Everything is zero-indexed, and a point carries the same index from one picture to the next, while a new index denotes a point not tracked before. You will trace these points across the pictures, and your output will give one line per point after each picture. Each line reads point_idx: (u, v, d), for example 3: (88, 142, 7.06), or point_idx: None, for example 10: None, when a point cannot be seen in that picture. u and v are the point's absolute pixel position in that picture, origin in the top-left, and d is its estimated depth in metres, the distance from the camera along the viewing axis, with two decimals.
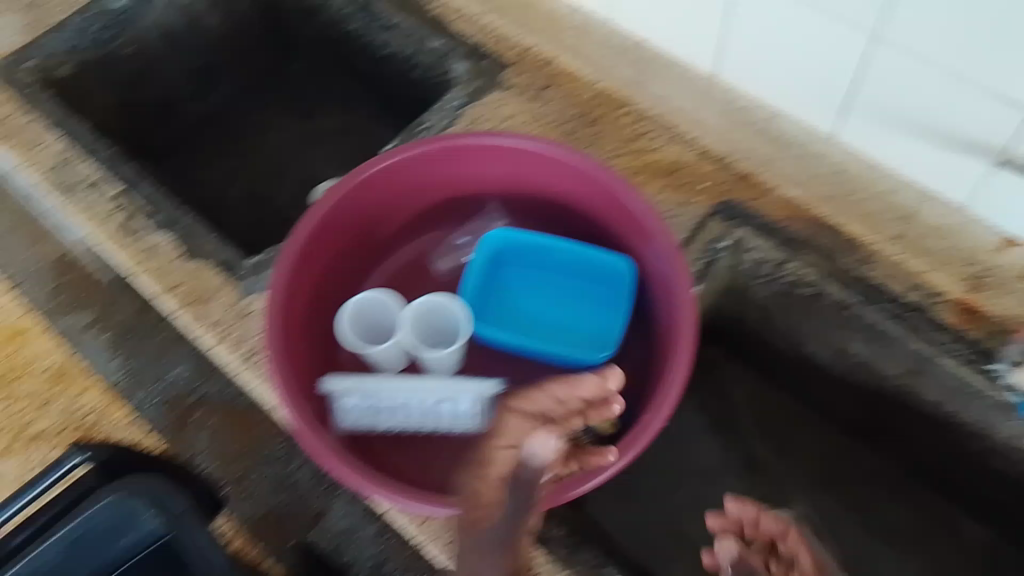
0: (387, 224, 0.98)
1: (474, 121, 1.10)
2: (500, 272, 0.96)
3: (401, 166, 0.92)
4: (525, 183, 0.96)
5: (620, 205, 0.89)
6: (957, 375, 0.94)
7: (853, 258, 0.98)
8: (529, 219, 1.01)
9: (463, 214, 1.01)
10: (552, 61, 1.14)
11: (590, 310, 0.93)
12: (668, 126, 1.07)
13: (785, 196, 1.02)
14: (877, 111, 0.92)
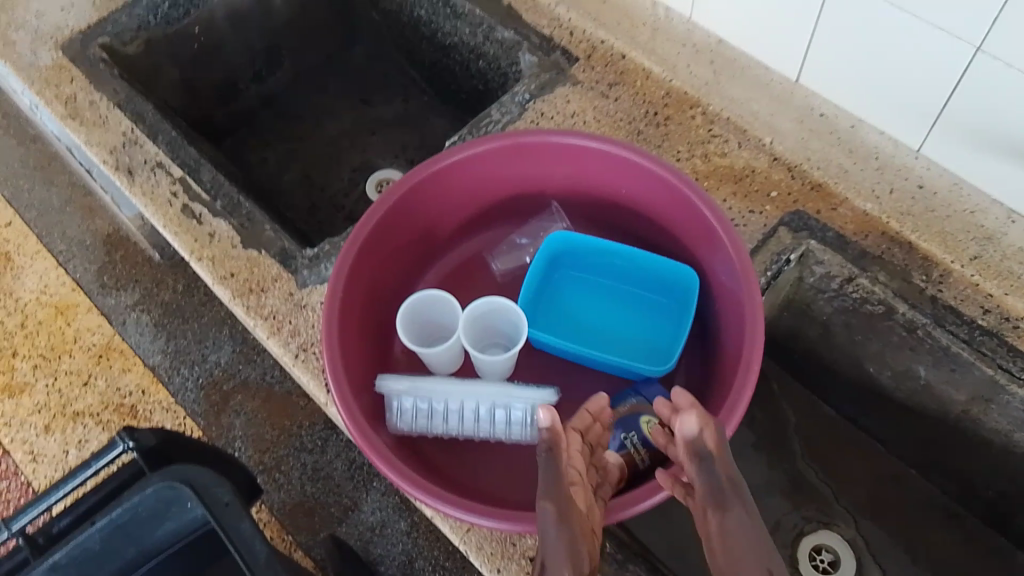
0: (448, 220, 0.96)
1: (540, 116, 1.08)
2: (561, 278, 0.93)
3: (467, 161, 0.90)
4: (592, 183, 0.93)
5: (691, 212, 0.86)
6: None
7: (928, 277, 0.94)
8: (593, 222, 0.98)
9: (527, 213, 0.99)
10: (623, 57, 1.11)
11: (655, 321, 0.90)
12: (740, 130, 1.04)
13: (859, 209, 0.98)
14: (965, 133, 0.82)
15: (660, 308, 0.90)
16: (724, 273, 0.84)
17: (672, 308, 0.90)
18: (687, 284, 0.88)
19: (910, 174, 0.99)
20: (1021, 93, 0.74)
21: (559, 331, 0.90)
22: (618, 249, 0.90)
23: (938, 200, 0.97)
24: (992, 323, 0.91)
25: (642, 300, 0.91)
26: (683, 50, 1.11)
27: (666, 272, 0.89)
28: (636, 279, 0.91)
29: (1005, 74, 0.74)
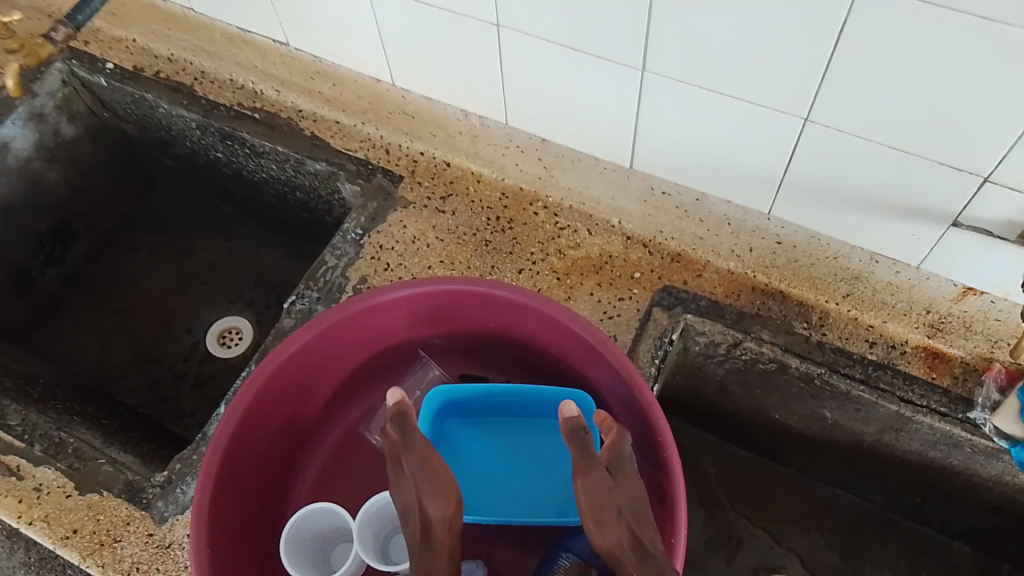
0: (309, 401, 0.86)
1: (379, 251, 1.00)
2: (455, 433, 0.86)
3: (315, 339, 0.80)
4: (450, 322, 0.86)
5: (567, 334, 0.80)
6: (936, 430, 0.89)
7: (807, 323, 0.93)
8: (463, 356, 0.91)
9: (395, 366, 0.91)
10: (449, 166, 1.06)
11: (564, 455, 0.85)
12: (585, 217, 1.02)
13: (723, 269, 0.97)
14: (808, 192, 0.81)
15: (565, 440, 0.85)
16: (615, 386, 0.80)
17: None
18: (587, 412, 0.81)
19: (765, 232, 0.98)
20: (857, 150, 0.73)
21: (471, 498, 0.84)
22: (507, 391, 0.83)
23: (799, 251, 0.96)
24: (881, 354, 0.91)
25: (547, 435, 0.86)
26: (507, 152, 1.07)
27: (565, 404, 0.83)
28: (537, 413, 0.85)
29: (840, 138, 0.73)
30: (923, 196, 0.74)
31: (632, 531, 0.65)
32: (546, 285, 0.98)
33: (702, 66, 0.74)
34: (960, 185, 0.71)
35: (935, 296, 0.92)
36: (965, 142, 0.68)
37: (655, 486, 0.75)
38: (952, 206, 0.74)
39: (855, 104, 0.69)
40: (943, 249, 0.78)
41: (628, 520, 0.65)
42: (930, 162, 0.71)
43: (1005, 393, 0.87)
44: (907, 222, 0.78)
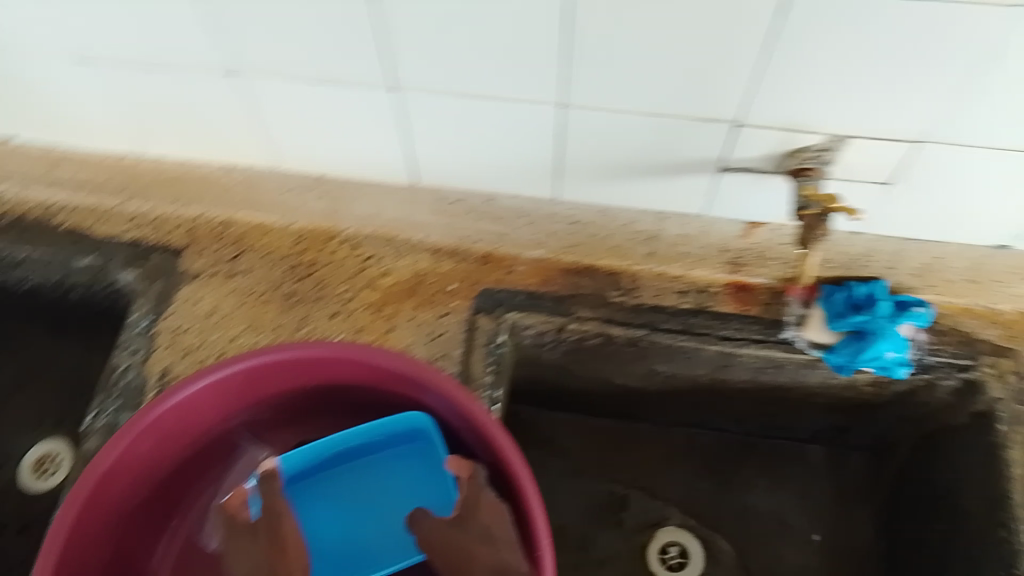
0: (134, 518, 0.80)
1: (175, 337, 0.93)
2: (315, 493, 0.84)
3: (123, 456, 0.74)
4: (259, 395, 0.82)
5: (389, 374, 0.78)
6: (757, 355, 0.94)
7: (621, 291, 0.97)
8: (289, 420, 0.88)
9: (219, 453, 0.86)
10: (229, 223, 0.99)
11: (421, 485, 0.85)
12: (387, 241, 0.99)
13: (532, 258, 0.99)
14: (586, 172, 0.82)
15: (415, 471, 0.85)
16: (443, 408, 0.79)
17: (436, 461, 0.84)
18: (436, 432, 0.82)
19: (559, 216, 1.01)
20: (621, 122, 0.74)
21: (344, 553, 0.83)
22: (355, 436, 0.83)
23: (595, 226, 0.99)
24: (693, 301, 0.96)
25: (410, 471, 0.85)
26: (288, 195, 1.02)
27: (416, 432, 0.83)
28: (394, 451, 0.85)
29: (600, 115, 0.74)
30: (689, 151, 0.77)
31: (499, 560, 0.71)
32: (364, 321, 0.95)
33: (449, 75, 0.73)
34: (720, 134, 0.74)
35: (725, 235, 0.98)
36: (709, 98, 0.70)
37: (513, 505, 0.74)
38: (718, 154, 0.76)
39: (606, 84, 0.70)
40: (722, 194, 0.81)
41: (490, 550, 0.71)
42: (684, 119, 0.73)
43: (808, 305, 0.93)
44: (682, 176, 0.80)
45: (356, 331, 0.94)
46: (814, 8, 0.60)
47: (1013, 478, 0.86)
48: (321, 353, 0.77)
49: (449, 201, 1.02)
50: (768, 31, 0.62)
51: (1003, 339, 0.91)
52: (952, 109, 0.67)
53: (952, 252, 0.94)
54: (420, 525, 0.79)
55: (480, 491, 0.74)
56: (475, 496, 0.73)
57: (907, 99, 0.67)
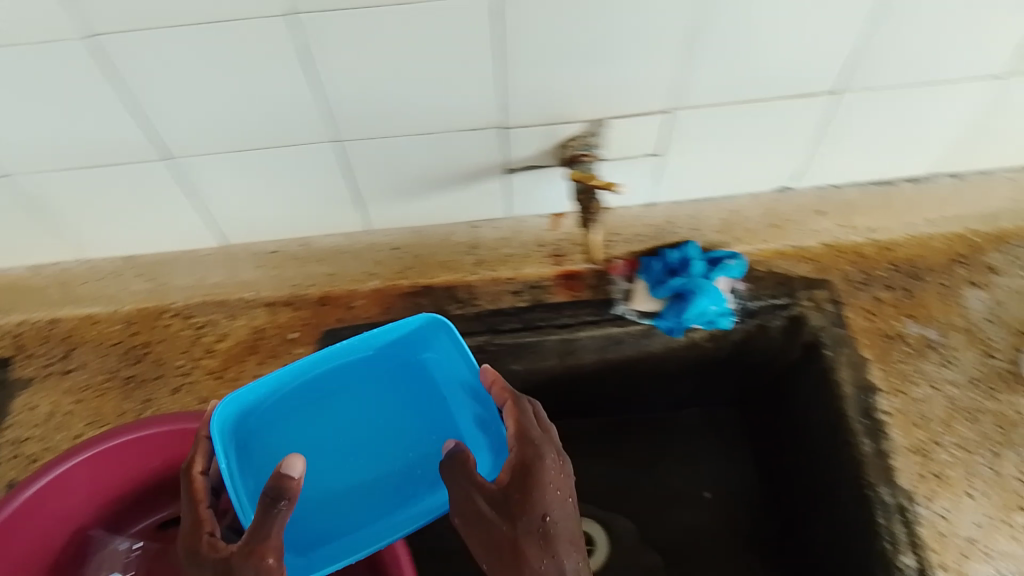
0: None
1: (17, 443, 0.92)
2: (288, 435, 0.83)
3: None
4: (102, 493, 0.82)
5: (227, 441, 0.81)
6: (597, 334, 1.00)
7: (460, 303, 0.99)
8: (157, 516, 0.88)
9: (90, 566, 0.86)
10: (56, 321, 0.99)
11: (378, 412, 0.86)
12: (220, 305, 0.99)
13: (370, 289, 0.99)
14: (384, 198, 0.83)
15: (368, 396, 0.86)
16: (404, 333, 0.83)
17: (392, 379, 0.86)
18: (412, 351, 0.85)
19: (378, 244, 1.02)
20: (393, 148, 0.76)
21: (321, 509, 0.83)
22: (333, 364, 0.84)
23: (409, 249, 1.01)
24: (530, 298, 0.99)
25: (391, 408, 0.86)
26: (103, 281, 1.02)
27: (400, 350, 0.85)
28: (372, 381, 0.86)
29: (369, 143, 0.75)
30: (471, 160, 0.79)
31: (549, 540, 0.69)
32: (210, 389, 0.95)
33: (209, 137, 0.73)
34: (492, 138, 0.76)
35: (536, 231, 1.00)
36: (469, 109, 0.72)
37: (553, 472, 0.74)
38: (498, 156, 0.79)
39: (364, 115, 0.71)
40: (515, 190, 0.84)
41: (538, 528, 0.69)
42: (452, 132, 0.75)
43: (632, 280, 0.99)
44: (471, 184, 0.83)
45: (201, 400, 0.95)
46: (524, 9, 0.63)
47: (847, 397, 0.92)
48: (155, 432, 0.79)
49: (266, 251, 1.02)
50: (497, 39, 0.65)
51: (810, 273, 0.97)
52: (690, 75, 0.71)
53: (746, 203, 1.00)
54: (454, 475, 0.71)
55: (540, 460, 0.71)
56: (532, 464, 0.71)
57: (648, 76, 0.70)
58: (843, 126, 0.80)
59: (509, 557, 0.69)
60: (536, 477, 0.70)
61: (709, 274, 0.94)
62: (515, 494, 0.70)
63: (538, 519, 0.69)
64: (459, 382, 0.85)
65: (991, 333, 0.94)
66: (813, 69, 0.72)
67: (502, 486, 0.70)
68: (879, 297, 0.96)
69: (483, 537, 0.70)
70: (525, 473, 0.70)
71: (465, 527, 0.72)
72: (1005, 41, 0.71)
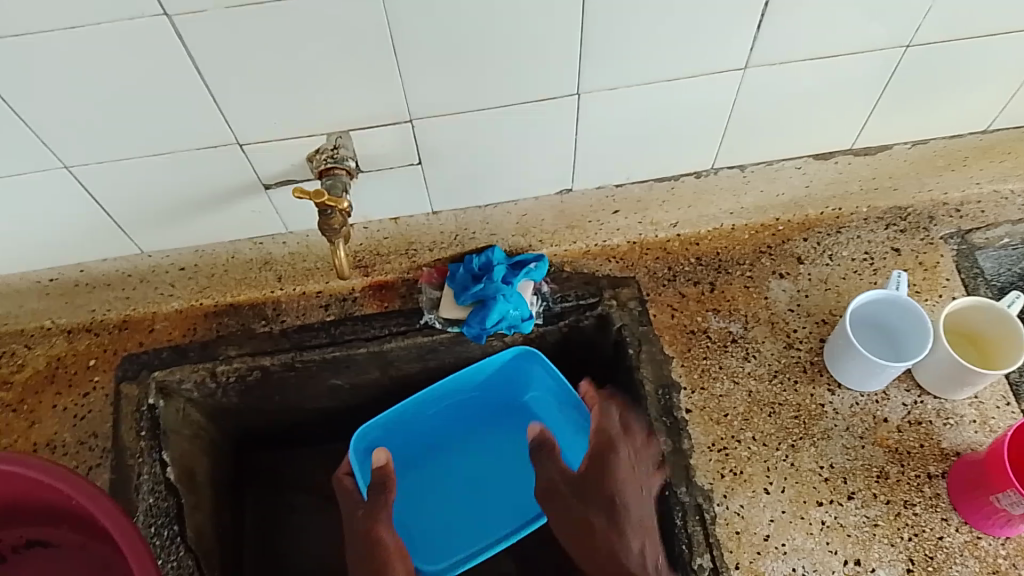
0: None
1: None
2: (422, 456, 1.10)
3: None
4: None
5: (46, 482, 0.78)
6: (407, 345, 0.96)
7: (265, 320, 0.97)
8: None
9: None
10: None
11: (514, 418, 1.10)
12: (17, 336, 0.97)
13: (171, 311, 0.97)
14: (145, 221, 0.81)
15: (501, 411, 1.10)
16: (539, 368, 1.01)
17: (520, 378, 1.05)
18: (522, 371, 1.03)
19: (161, 266, 0.97)
20: (137, 171, 0.74)
21: (440, 513, 1.08)
22: (438, 404, 1.06)
23: (197, 270, 0.97)
24: (337, 311, 0.97)
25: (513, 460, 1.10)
26: None
27: (499, 380, 1.06)
28: (490, 419, 1.11)
29: (103, 167, 0.73)
30: (221, 180, 0.77)
31: (651, 499, 0.88)
32: (4, 423, 0.92)
33: None
34: (234, 158, 0.74)
35: (322, 246, 0.96)
36: (193, 127, 0.70)
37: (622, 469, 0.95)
38: (249, 175, 0.77)
39: (82, 137, 0.69)
40: (281, 205, 0.82)
41: (649, 492, 0.88)
42: (189, 151, 0.73)
43: (441, 287, 0.97)
44: (235, 204, 0.80)
45: None
46: (203, 27, 0.60)
47: (647, 394, 0.90)
48: None
49: (45, 281, 0.96)
50: (191, 59, 0.63)
51: (617, 271, 0.96)
52: (413, 82, 0.69)
53: (532, 206, 0.95)
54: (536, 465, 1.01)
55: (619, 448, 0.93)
56: (607, 444, 0.96)
57: (371, 84, 0.69)
58: (600, 123, 0.78)
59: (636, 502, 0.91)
60: (615, 461, 0.94)
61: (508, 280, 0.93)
62: (584, 479, 0.99)
63: (607, 499, 0.96)
64: (559, 404, 1.04)
65: (794, 322, 0.94)
66: (541, 70, 0.70)
67: (592, 477, 0.98)
68: (684, 292, 0.95)
69: (582, 493, 0.99)
70: (605, 454, 0.95)
71: (547, 506, 1.02)
72: (736, 31, 0.70)
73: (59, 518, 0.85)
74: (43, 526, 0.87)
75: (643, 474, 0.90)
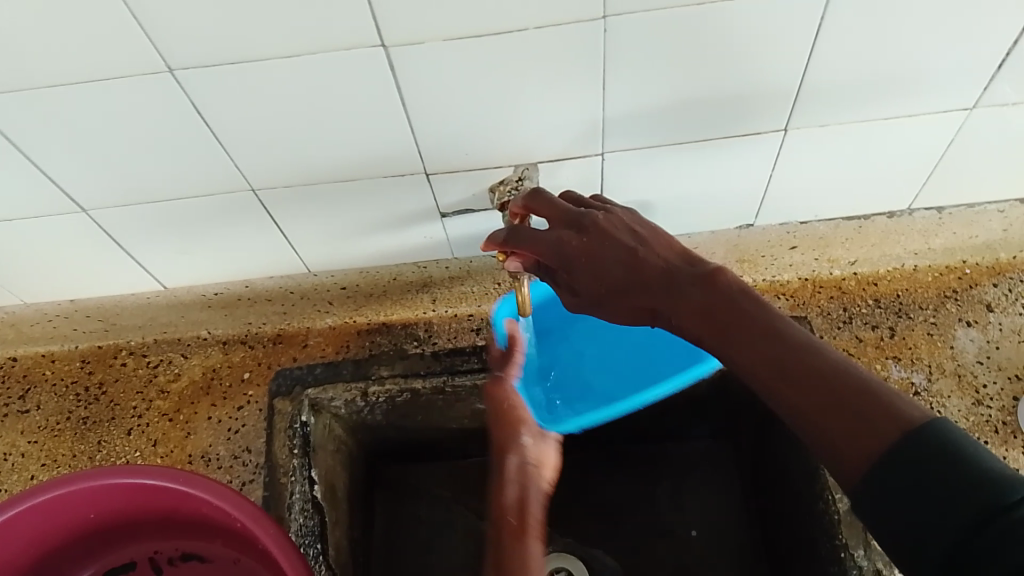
0: None
1: None
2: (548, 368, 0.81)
3: None
4: (94, 514, 0.81)
5: (227, 514, 0.76)
6: None
7: (414, 338, 0.94)
8: (160, 533, 0.87)
9: (91, 549, 0.86)
10: (14, 360, 0.99)
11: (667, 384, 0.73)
12: (174, 344, 0.98)
13: (325, 327, 0.96)
14: (319, 240, 0.80)
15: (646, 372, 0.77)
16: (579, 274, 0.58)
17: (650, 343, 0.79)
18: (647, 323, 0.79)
19: (327, 284, 0.98)
20: (320, 194, 0.73)
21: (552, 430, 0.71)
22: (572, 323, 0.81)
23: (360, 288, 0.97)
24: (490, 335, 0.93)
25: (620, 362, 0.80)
26: (55, 321, 1.00)
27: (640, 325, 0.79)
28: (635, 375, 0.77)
29: (288, 188, 0.72)
30: (399, 206, 0.75)
31: (839, 387, 0.45)
32: (161, 431, 0.93)
33: (115, 186, 0.70)
34: (419, 184, 0.72)
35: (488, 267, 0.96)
36: (382, 151, 0.68)
37: (829, 364, 0.46)
38: (429, 202, 0.75)
39: (270, 157, 0.68)
40: (453, 231, 0.80)
41: (837, 389, 0.45)
42: (376, 179, 0.71)
43: None
44: (407, 228, 0.79)
45: (152, 443, 0.92)
46: (412, 51, 0.58)
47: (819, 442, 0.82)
48: (171, 484, 0.76)
49: (211, 295, 0.99)
50: (397, 89, 0.61)
51: (788, 310, 0.89)
52: (614, 115, 0.66)
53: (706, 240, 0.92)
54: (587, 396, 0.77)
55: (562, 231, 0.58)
56: (725, 306, 0.51)
57: (566, 108, 0.64)
58: (798, 155, 0.72)
59: (729, 321, 0.50)
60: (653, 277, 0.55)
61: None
62: (691, 288, 0.53)
63: (669, 321, 0.54)
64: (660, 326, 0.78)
65: (983, 377, 0.86)
66: (749, 103, 0.66)
67: (767, 360, 0.48)
68: (861, 337, 0.88)
69: (747, 363, 0.49)
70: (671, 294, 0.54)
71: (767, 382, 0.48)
72: (969, 57, 0.63)
73: (214, 532, 0.85)
74: (199, 539, 0.86)
75: (700, 320, 0.52)
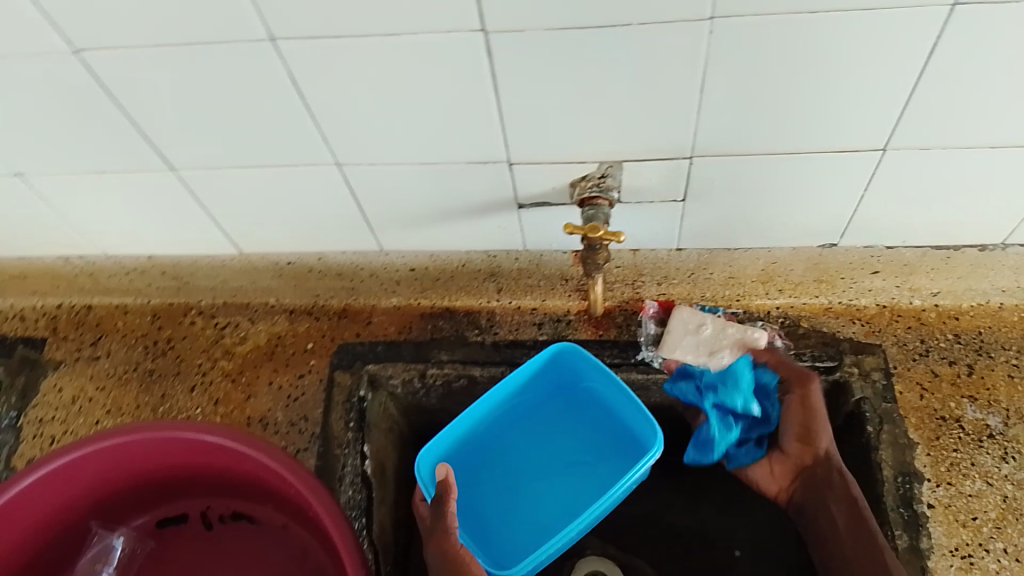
0: (49, 532, 0.83)
1: (42, 417, 0.96)
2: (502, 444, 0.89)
3: (41, 489, 0.78)
4: (156, 463, 0.83)
5: (283, 479, 0.76)
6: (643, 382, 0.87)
7: (477, 326, 0.93)
8: (217, 490, 0.88)
9: (151, 497, 0.89)
10: (90, 307, 1.03)
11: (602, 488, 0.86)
12: (243, 307, 1.00)
13: (390, 307, 0.97)
14: (394, 221, 0.81)
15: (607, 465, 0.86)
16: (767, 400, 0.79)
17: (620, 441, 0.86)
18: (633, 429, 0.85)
19: None
20: (399, 173, 0.73)
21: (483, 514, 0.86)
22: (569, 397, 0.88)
23: None
24: (551, 331, 0.92)
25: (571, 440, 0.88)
26: None
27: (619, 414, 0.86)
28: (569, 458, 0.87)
29: (372, 168, 0.72)
30: (477, 192, 0.75)
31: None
32: (223, 391, 0.95)
33: (204, 149, 0.72)
34: (500, 173, 0.72)
35: None
36: (468, 138, 0.68)
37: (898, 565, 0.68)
38: (509, 192, 0.74)
39: (358, 133, 0.68)
40: (525, 224, 0.80)
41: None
42: (458, 163, 0.71)
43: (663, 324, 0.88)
44: (480, 216, 0.79)
45: (214, 402, 0.94)
46: (514, 44, 0.58)
47: (884, 481, 0.79)
48: (234, 445, 0.77)
49: None
50: (492, 77, 0.61)
51: (863, 335, 0.87)
52: (706, 121, 0.64)
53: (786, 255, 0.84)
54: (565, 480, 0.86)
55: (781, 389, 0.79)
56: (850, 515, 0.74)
57: (657, 107, 0.63)
58: (893, 179, 0.70)
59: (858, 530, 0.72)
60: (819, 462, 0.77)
61: (739, 405, 0.78)
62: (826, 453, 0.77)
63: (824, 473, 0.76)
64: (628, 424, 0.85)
65: None
66: (849, 117, 0.63)
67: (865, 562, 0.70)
68: (937, 370, 0.85)
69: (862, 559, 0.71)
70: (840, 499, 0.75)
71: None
72: None
73: (266, 496, 0.86)
74: (252, 500, 0.88)
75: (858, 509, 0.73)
